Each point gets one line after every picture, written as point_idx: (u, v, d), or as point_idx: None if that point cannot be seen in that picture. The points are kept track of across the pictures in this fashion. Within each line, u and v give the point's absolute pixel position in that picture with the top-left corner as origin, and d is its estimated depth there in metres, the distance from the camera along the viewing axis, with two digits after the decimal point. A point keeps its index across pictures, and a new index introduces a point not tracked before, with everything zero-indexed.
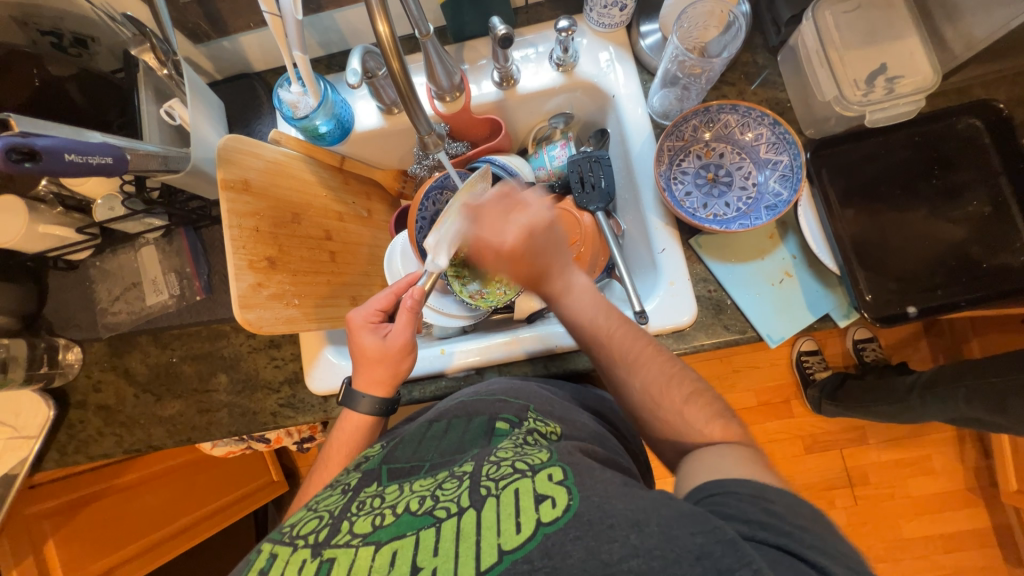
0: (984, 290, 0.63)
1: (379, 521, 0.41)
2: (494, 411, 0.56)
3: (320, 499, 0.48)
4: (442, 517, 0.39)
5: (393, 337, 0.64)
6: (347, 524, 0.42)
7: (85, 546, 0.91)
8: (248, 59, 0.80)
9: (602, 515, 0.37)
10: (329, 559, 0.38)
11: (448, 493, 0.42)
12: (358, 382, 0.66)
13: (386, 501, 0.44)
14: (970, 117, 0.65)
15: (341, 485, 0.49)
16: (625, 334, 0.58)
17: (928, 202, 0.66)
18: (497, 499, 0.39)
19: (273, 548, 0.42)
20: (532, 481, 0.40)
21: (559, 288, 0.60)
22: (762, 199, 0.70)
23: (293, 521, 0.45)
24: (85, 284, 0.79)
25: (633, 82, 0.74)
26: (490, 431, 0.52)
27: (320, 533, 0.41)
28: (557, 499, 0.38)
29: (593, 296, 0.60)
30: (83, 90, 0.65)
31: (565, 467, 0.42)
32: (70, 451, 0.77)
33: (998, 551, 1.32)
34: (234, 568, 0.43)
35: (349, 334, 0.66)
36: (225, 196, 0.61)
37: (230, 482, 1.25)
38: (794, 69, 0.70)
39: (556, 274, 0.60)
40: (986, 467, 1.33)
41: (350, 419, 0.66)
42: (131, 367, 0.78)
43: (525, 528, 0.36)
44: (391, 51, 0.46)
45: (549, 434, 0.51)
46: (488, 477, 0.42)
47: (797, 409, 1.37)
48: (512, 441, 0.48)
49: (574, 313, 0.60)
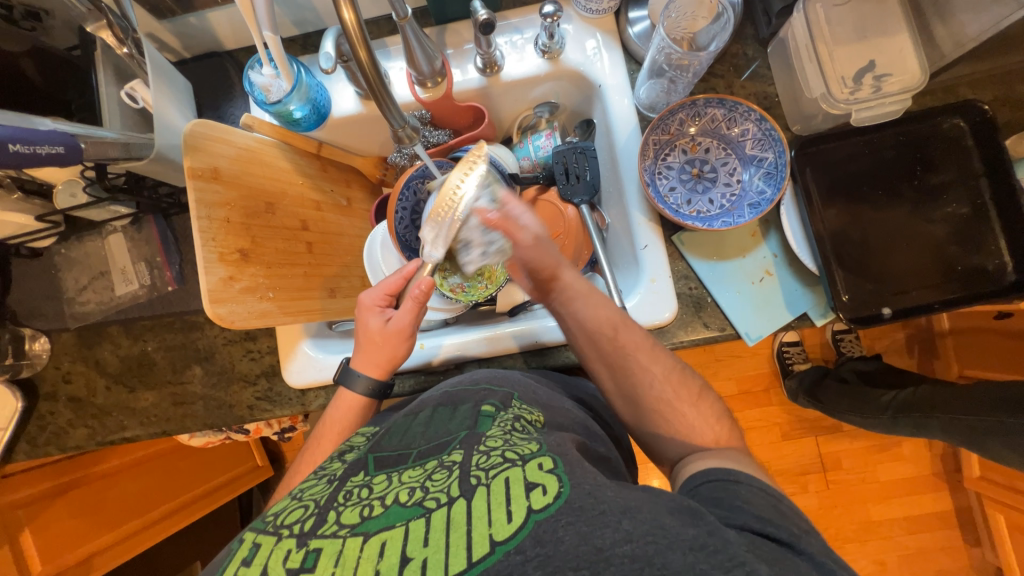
0: (958, 292, 0.64)
1: (368, 512, 0.39)
2: (481, 399, 0.54)
3: (305, 488, 0.45)
4: (431, 508, 0.38)
5: (398, 323, 0.63)
6: (335, 514, 0.40)
7: (62, 532, 0.91)
8: (217, 37, 0.75)
9: (592, 501, 0.36)
10: (315, 549, 0.37)
11: (437, 485, 0.40)
12: (357, 363, 0.65)
13: (374, 492, 0.42)
14: (956, 117, 0.65)
15: (327, 475, 0.47)
16: (625, 334, 0.59)
17: (910, 202, 0.66)
18: (487, 489, 0.38)
19: (257, 537, 0.40)
20: (522, 470, 0.39)
21: (564, 287, 0.62)
22: (746, 196, 0.70)
23: (279, 509, 0.43)
24: (50, 272, 0.76)
25: (620, 71, 0.72)
26: (477, 414, 0.51)
27: (307, 523, 0.40)
28: (548, 487, 0.37)
29: (597, 296, 0.61)
30: (39, 68, 0.60)
31: (555, 457, 0.41)
32: (42, 443, 0.76)
33: (959, 532, 1.39)
34: (214, 559, 0.41)
35: (356, 315, 0.66)
36: (193, 184, 0.58)
37: (212, 468, 1.25)
38: (783, 63, 0.68)
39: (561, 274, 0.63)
40: (953, 454, 1.38)
41: (342, 398, 0.65)
42: (102, 358, 0.76)
43: (515, 518, 0.35)
44: (357, 38, 0.44)
45: (535, 421, 0.50)
46: (478, 468, 0.41)
47: (775, 398, 1.40)
48: (501, 428, 0.47)
49: (574, 318, 0.61)
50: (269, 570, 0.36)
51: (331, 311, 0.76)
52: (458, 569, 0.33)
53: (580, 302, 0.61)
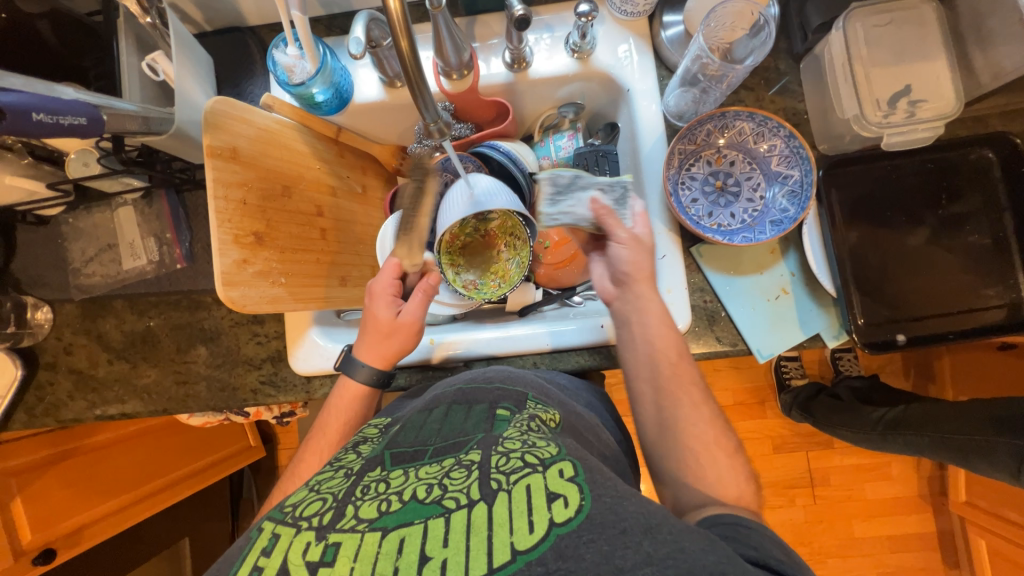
0: (971, 323, 0.64)
1: (385, 507, 0.39)
2: (495, 399, 0.54)
3: (321, 480, 0.45)
4: (451, 508, 0.38)
5: (407, 315, 0.64)
6: (353, 508, 0.39)
7: (51, 505, 0.90)
8: (240, 12, 0.73)
9: (613, 518, 0.36)
10: (334, 544, 0.36)
11: (456, 484, 0.40)
12: (361, 353, 0.65)
13: (391, 487, 0.41)
14: (985, 147, 0.64)
15: (343, 468, 0.47)
16: (681, 368, 0.59)
17: (931, 229, 0.66)
18: (508, 495, 0.38)
19: (276, 527, 0.40)
20: (543, 477, 0.39)
21: (642, 296, 0.62)
22: (769, 212, 0.69)
23: (296, 500, 0.43)
24: (57, 241, 0.74)
25: (650, 76, 0.71)
26: (493, 417, 0.50)
27: (324, 516, 0.39)
28: (569, 499, 0.37)
29: (665, 318, 0.61)
30: (57, 32, 0.59)
31: (574, 462, 0.41)
32: (40, 414, 0.75)
33: (939, 554, 1.41)
34: (228, 549, 0.41)
35: (367, 303, 0.66)
36: (211, 163, 0.57)
37: (206, 445, 1.24)
38: (816, 80, 0.67)
39: (646, 283, 0.62)
40: (940, 477, 1.40)
41: (347, 388, 0.65)
42: (105, 332, 0.75)
43: (537, 529, 0.35)
44: (400, 27, 0.43)
45: (550, 422, 0.50)
46: (498, 470, 0.40)
47: (771, 411, 1.41)
48: (518, 428, 0.47)
49: (640, 331, 0.61)
50: (288, 562, 0.36)
51: (341, 299, 0.75)
52: (478, 574, 0.33)
53: (646, 317, 0.61)
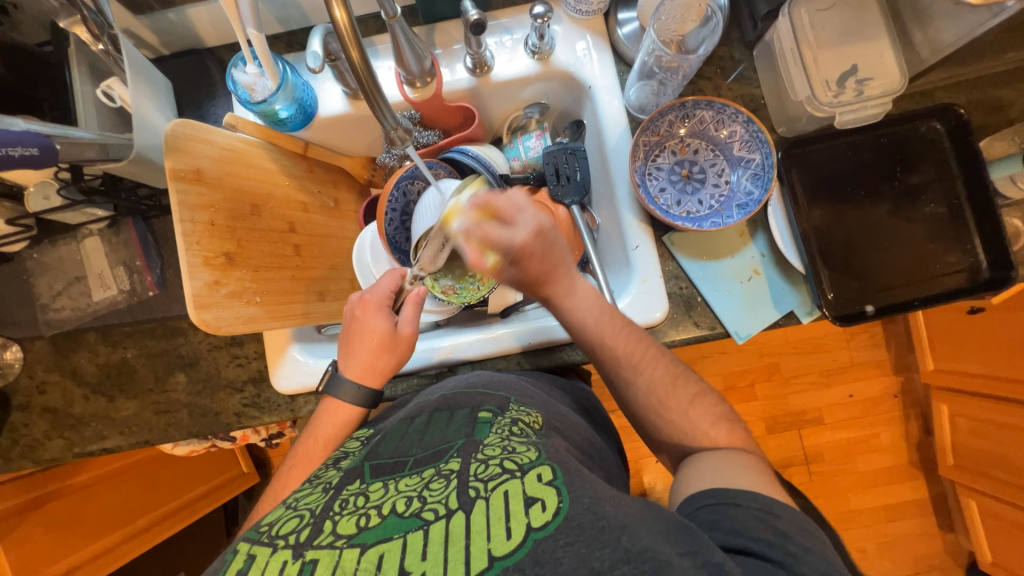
0: (936, 291, 0.66)
1: (364, 522, 0.40)
2: (477, 403, 0.55)
3: (299, 496, 0.45)
4: (430, 520, 0.39)
5: (405, 327, 0.63)
6: (331, 524, 0.40)
7: (36, 551, 0.85)
8: (198, 34, 0.73)
9: (591, 518, 0.37)
10: (312, 560, 0.37)
11: (435, 494, 0.41)
12: (350, 370, 0.63)
13: (370, 500, 0.42)
14: (932, 120, 0.67)
15: (322, 483, 0.47)
16: (629, 337, 0.59)
17: (890, 202, 0.68)
18: (486, 503, 0.39)
19: (251, 548, 0.39)
20: (521, 483, 0.40)
21: (561, 292, 0.60)
22: (735, 196, 0.71)
23: (272, 518, 0.43)
24: (22, 278, 0.72)
25: (610, 72, 0.72)
26: (474, 420, 0.51)
27: (302, 533, 0.40)
28: (547, 503, 0.38)
29: (594, 299, 0.60)
30: (10, 67, 0.57)
31: (554, 465, 0.42)
32: (15, 456, 0.73)
33: (933, 518, 1.44)
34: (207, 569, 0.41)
35: (358, 313, 0.64)
36: (175, 187, 0.57)
37: (194, 476, 1.21)
38: (768, 67, 0.70)
39: (559, 277, 0.59)
40: (927, 443, 1.44)
41: (336, 413, 0.63)
42: (79, 367, 0.73)
43: (514, 536, 0.36)
44: (350, 39, 0.43)
45: (533, 423, 0.51)
46: (476, 478, 0.42)
47: (760, 393, 1.43)
48: (499, 434, 0.48)
49: (580, 303, 0.59)
50: None
51: (320, 314, 0.75)
52: None
53: (582, 301, 0.60)
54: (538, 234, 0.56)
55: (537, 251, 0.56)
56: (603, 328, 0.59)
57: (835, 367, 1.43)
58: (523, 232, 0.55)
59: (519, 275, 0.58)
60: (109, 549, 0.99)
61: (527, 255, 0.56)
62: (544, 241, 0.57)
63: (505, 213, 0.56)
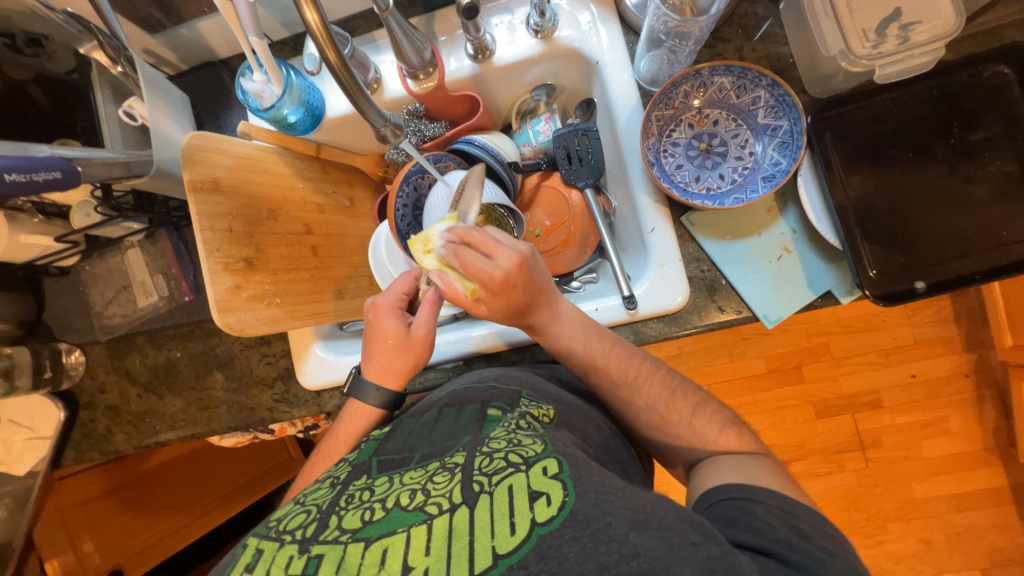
0: (1005, 262, 0.57)
1: (368, 516, 0.41)
2: (487, 399, 0.54)
3: (308, 492, 0.48)
4: (433, 514, 0.39)
5: (420, 327, 0.63)
6: (336, 519, 0.41)
7: (111, 535, 1.00)
8: (211, 46, 0.75)
9: (598, 513, 0.36)
10: (317, 555, 0.38)
11: (439, 489, 0.41)
12: (370, 372, 0.65)
13: (375, 495, 0.43)
14: (999, 63, 0.58)
15: (330, 478, 0.49)
16: (616, 358, 0.57)
17: (946, 162, 0.60)
18: (490, 497, 0.38)
19: (259, 542, 0.42)
20: (526, 477, 0.39)
21: (545, 319, 0.58)
22: (760, 168, 0.66)
23: (281, 514, 0.45)
24: (78, 288, 0.80)
25: (618, 44, 0.68)
26: (483, 419, 0.51)
27: (309, 528, 0.41)
28: (552, 497, 0.37)
29: (579, 324, 0.59)
30: (46, 93, 0.64)
31: (560, 459, 0.41)
32: (86, 449, 0.81)
33: (1013, 509, 1.30)
34: (219, 561, 0.43)
35: (372, 317, 0.65)
36: (194, 198, 0.59)
37: (247, 461, 1.24)
38: (797, 22, 0.63)
39: (543, 305, 0.57)
40: (1006, 427, 1.30)
41: (357, 408, 0.65)
42: (131, 368, 0.80)
43: (519, 531, 0.36)
44: (325, 41, 0.43)
45: (542, 417, 0.51)
46: (481, 473, 0.41)
47: (807, 375, 1.34)
48: (505, 428, 0.48)
49: (568, 339, 0.58)
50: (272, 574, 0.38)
51: (341, 312, 0.77)
52: None
53: (570, 341, 0.58)
54: (519, 267, 0.54)
55: (518, 285, 0.54)
56: (592, 355, 0.57)
57: (893, 347, 1.31)
58: (505, 265, 0.53)
59: (501, 307, 0.56)
60: (165, 532, 1.08)
61: (506, 291, 0.54)
62: (527, 274, 0.54)
63: (484, 246, 0.55)
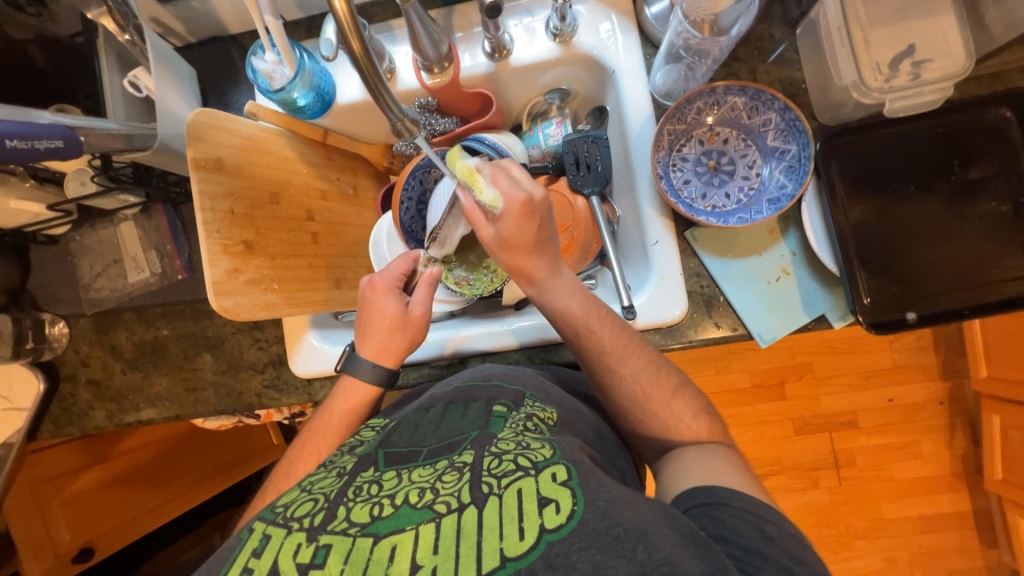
0: (994, 298, 0.59)
1: (377, 511, 0.40)
2: (492, 397, 0.54)
3: (314, 480, 0.47)
4: (442, 513, 0.39)
5: (417, 307, 0.63)
6: (344, 510, 0.41)
7: (84, 510, 0.99)
8: (221, 21, 0.74)
9: (607, 524, 0.36)
10: (325, 545, 0.38)
11: (448, 487, 0.41)
12: (365, 352, 0.64)
13: (384, 489, 0.43)
14: (1002, 106, 0.60)
15: (336, 469, 0.48)
16: (610, 325, 0.58)
17: (944, 198, 0.61)
18: (499, 500, 0.39)
19: (266, 528, 0.41)
20: (535, 481, 0.40)
21: (545, 273, 0.58)
22: (766, 190, 0.67)
23: (287, 500, 0.45)
24: (66, 259, 0.77)
25: (635, 54, 0.68)
26: (489, 413, 0.51)
27: (316, 517, 0.41)
28: (561, 504, 0.37)
29: (578, 287, 0.59)
30: (47, 56, 0.62)
31: (569, 465, 0.41)
32: (64, 424, 0.79)
33: (975, 533, 1.35)
34: (221, 546, 0.43)
35: (368, 296, 0.65)
36: (197, 176, 0.58)
37: (228, 443, 1.21)
38: (812, 48, 0.64)
39: (547, 253, 0.57)
40: (974, 454, 1.35)
41: (349, 400, 0.64)
42: (117, 343, 0.78)
43: (527, 537, 0.36)
44: (349, 28, 0.42)
45: (548, 419, 0.51)
46: (489, 473, 0.41)
47: (790, 393, 1.37)
48: (513, 429, 0.48)
49: (565, 289, 0.58)
50: (279, 563, 0.38)
51: (337, 301, 0.76)
52: None
53: (567, 295, 0.58)
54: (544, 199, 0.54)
55: (526, 230, 0.54)
56: (587, 316, 0.58)
57: (874, 370, 1.35)
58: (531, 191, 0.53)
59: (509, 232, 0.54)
60: (141, 513, 1.06)
61: (525, 214, 0.53)
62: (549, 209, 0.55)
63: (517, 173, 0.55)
